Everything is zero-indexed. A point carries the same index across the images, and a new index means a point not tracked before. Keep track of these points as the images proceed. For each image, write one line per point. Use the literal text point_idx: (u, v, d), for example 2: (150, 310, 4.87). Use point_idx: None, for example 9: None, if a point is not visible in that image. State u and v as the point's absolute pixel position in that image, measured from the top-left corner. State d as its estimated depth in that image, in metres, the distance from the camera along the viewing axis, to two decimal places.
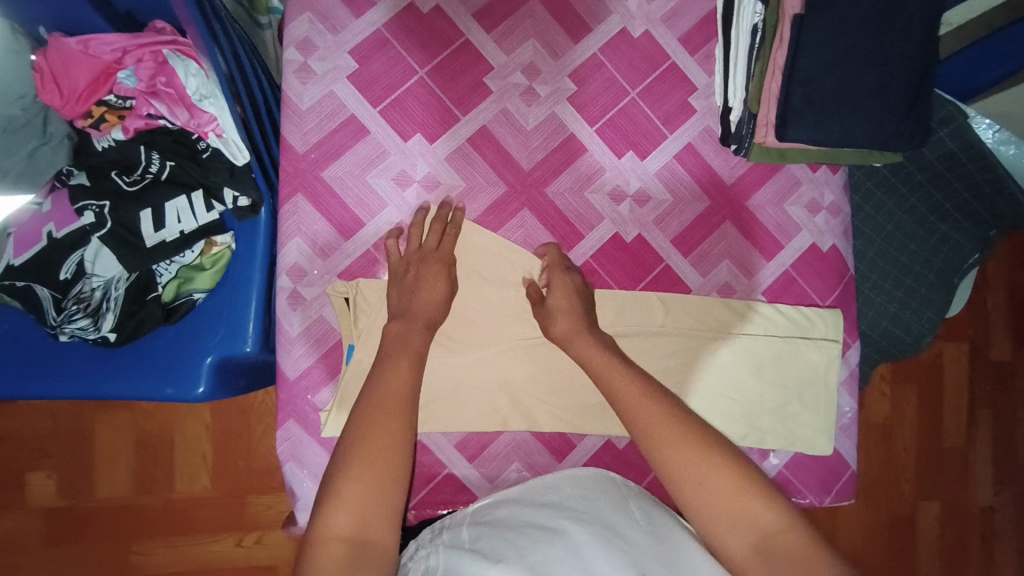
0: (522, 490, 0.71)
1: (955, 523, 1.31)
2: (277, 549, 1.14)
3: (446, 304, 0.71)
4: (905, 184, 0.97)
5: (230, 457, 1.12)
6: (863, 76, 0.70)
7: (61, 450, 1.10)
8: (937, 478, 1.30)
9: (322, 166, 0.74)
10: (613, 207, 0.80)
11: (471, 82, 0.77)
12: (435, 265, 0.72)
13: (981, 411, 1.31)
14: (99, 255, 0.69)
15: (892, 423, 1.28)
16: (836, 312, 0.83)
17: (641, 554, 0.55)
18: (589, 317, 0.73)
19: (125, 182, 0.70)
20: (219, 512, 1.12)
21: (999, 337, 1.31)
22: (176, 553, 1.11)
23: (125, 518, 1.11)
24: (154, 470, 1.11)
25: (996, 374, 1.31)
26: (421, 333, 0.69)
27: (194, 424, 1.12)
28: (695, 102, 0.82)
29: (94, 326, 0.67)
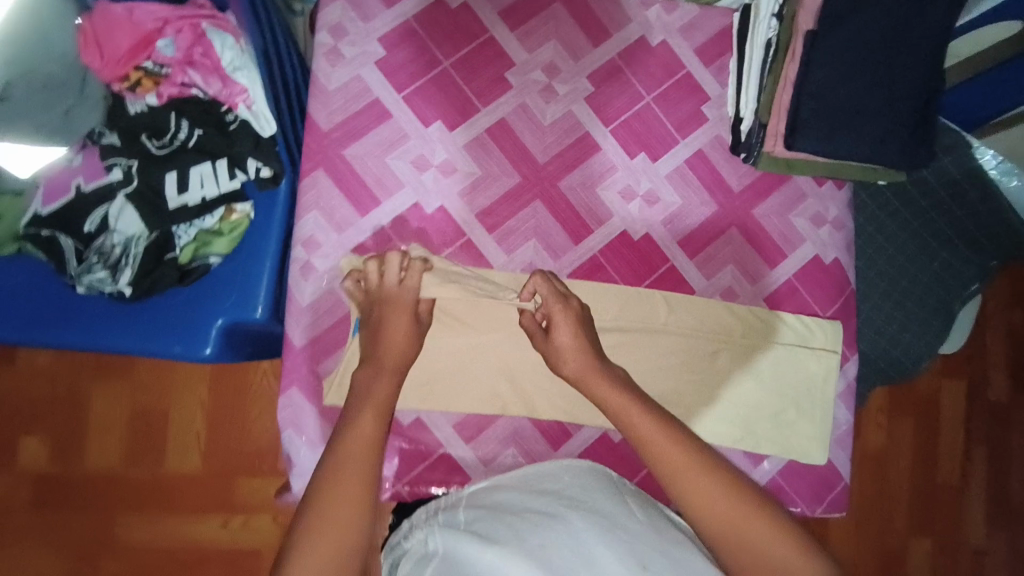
0: (519, 474, 0.72)
1: (948, 561, 1.30)
2: (260, 535, 1.10)
3: (410, 342, 0.68)
4: (906, 207, 0.98)
5: (223, 437, 1.11)
6: (870, 93, 0.73)
7: (57, 416, 1.10)
8: (931, 513, 1.29)
9: (344, 145, 0.76)
10: (623, 205, 0.82)
11: (493, 76, 0.80)
12: (399, 309, 0.69)
13: (977, 449, 1.31)
14: (123, 211, 0.70)
15: (888, 453, 1.28)
16: (835, 324, 0.84)
17: (639, 541, 0.56)
18: (596, 351, 0.71)
19: (155, 146, 0.72)
20: (205, 492, 1.10)
21: (998, 376, 1.31)
22: (159, 531, 1.10)
23: (111, 491, 1.10)
24: (146, 444, 1.11)
25: (993, 413, 1.31)
26: (388, 378, 0.65)
27: (190, 401, 1.11)
28: (708, 111, 0.84)
29: (112, 279, 0.69)
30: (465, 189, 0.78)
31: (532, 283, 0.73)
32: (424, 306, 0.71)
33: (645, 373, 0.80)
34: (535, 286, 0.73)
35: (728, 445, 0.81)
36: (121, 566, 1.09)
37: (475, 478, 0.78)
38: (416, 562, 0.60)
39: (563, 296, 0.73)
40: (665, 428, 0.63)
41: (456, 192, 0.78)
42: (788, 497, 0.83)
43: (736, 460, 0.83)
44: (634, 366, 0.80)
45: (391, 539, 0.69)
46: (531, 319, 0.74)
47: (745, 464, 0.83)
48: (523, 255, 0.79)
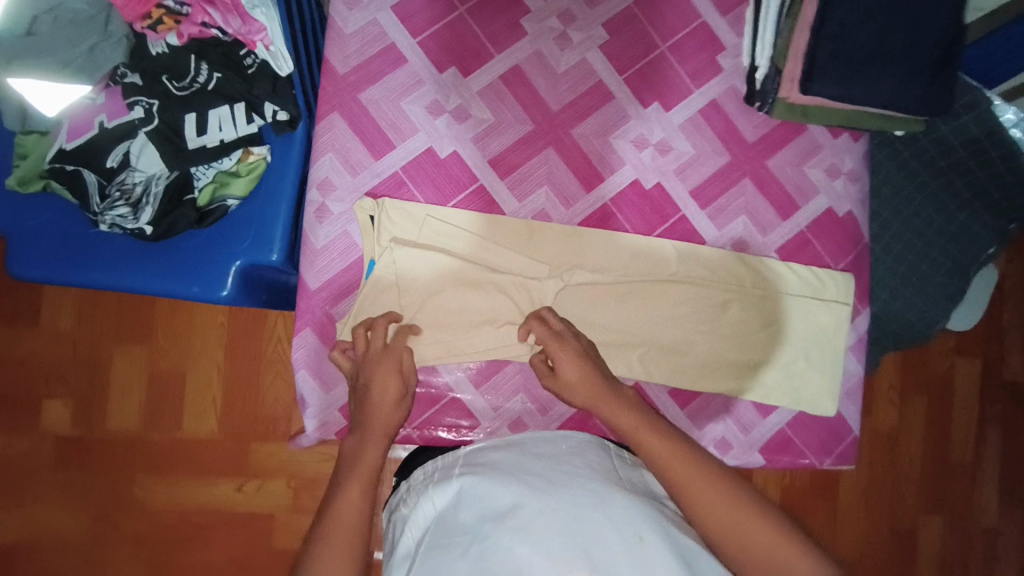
0: (520, 437, 0.73)
1: (957, 539, 1.29)
2: (275, 498, 1.13)
3: (397, 402, 0.68)
4: (926, 169, 0.96)
5: (238, 402, 1.13)
6: (889, 35, 0.72)
7: (79, 376, 1.13)
8: (941, 492, 1.28)
9: (360, 89, 0.77)
10: (636, 153, 0.82)
11: (508, 23, 0.80)
12: (385, 379, 0.69)
13: (991, 428, 1.29)
14: (143, 151, 0.72)
15: (898, 431, 1.27)
16: (848, 276, 0.84)
17: (637, 513, 0.57)
18: (604, 376, 0.71)
19: (174, 87, 0.73)
20: (222, 454, 1.13)
21: (1014, 355, 1.30)
22: (176, 491, 1.12)
23: (129, 452, 1.13)
24: (164, 407, 1.13)
25: (1008, 393, 1.30)
26: (379, 445, 0.66)
27: (208, 364, 1.13)
28: (723, 61, 0.84)
29: (133, 217, 0.71)
30: (478, 136, 0.79)
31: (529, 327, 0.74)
32: (410, 364, 0.71)
33: (654, 323, 0.81)
34: (532, 326, 0.74)
35: (737, 395, 0.82)
36: (142, 525, 1.12)
37: (484, 422, 0.80)
38: (417, 533, 0.62)
39: (558, 331, 0.73)
40: (648, 421, 0.66)
41: (468, 138, 0.79)
42: (796, 449, 0.83)
43: (742, 412, 0.83)
44: (644, 313, 0.81)
45: (393, 503, 0.71)
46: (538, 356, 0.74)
47: (753, 416, 0.83)
48: (534, 202, 0.80)
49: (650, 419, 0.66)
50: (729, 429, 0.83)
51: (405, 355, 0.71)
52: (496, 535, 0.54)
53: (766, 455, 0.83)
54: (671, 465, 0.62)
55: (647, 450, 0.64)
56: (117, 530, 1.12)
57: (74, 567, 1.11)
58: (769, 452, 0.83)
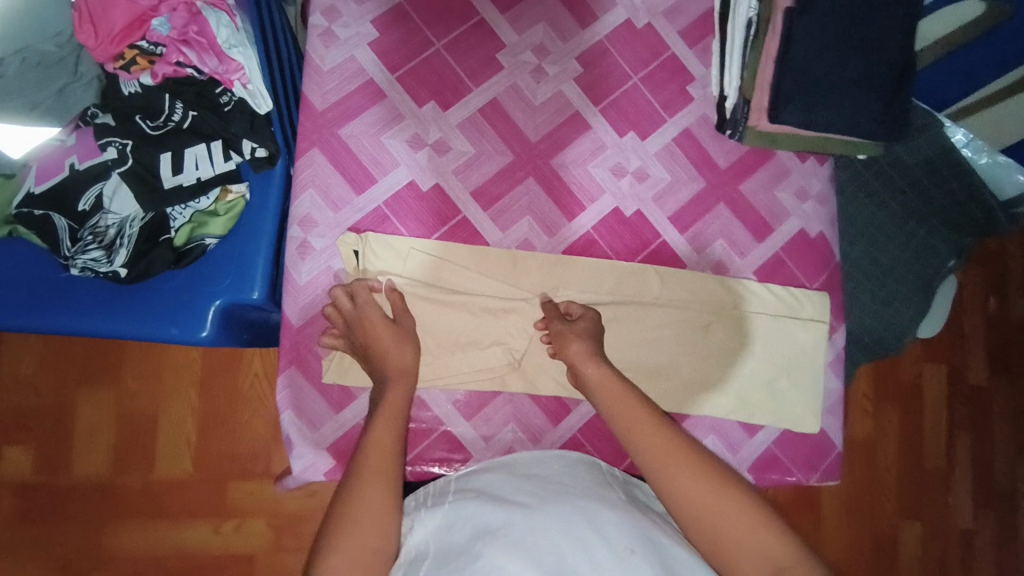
0: (514, 458, 0.73)
1: (936, 543, 1.32)
2: (255, 539, 1.08)
3: (409, 349, 0.71)
4: (887, 189, 0.99)
5: (214, 442, 1.09)
6: (848, 65, 0.76)
7: (42, 424, 1.07)
8: (918, 498, 1.32)
9: (339, 124, 0.77)
10: (614, 181, 0.84)
11: (485, 57, 0.81)
12: (391, 328, 0.71)
13: (959, 432, 1.34)
14: (117, 192, 0.70)
15: (875, 440, 1.31)
16: (823, 295, 0.86)
17: (628, 530, 0.57)
18: (600, 347, 0.74)
19: (149, 127, 0.72)
20: (197, 496, 1.08)
21: (976, 361, 1.35)
22: (149, 537, 1.07)
23: (98, 500, 1.07)
24: (135, 450, 1.08)
25: (973, 399, 1.35)
26: (398, 392, 0.68)
27: (181, 405, 1.09)
28: (693, 91, 0.87)
29: (107, 259, 0.69)
30: (459, 168, 0.79)
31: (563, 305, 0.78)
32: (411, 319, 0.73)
33: (639, 347, 0.82)
34: (572, 305, 0.78)
35: (724, 417, 0.83)
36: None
37: (475, 454, 0.78)
38: (409, 560, 0.59)
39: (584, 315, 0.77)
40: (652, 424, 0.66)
41: (450, 170, 0.79)
42: (783, 467, 0.84)
43: (730, 431, 0.84)
44: (629, 338, 0.82)
45: None
46: (557, 319, 0.76)
47: (740, 435, 0.84)
48: (518, 231, 0.80)
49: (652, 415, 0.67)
50: (719, 450, 0.83)
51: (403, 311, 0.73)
52: (488, 555, 0.53)
53: (755, 473, 0.84)
54: (668, 450, 0.63)
55: (643, 445, 0.65)
56: None
57: None
58: (758, 470, 0.84)
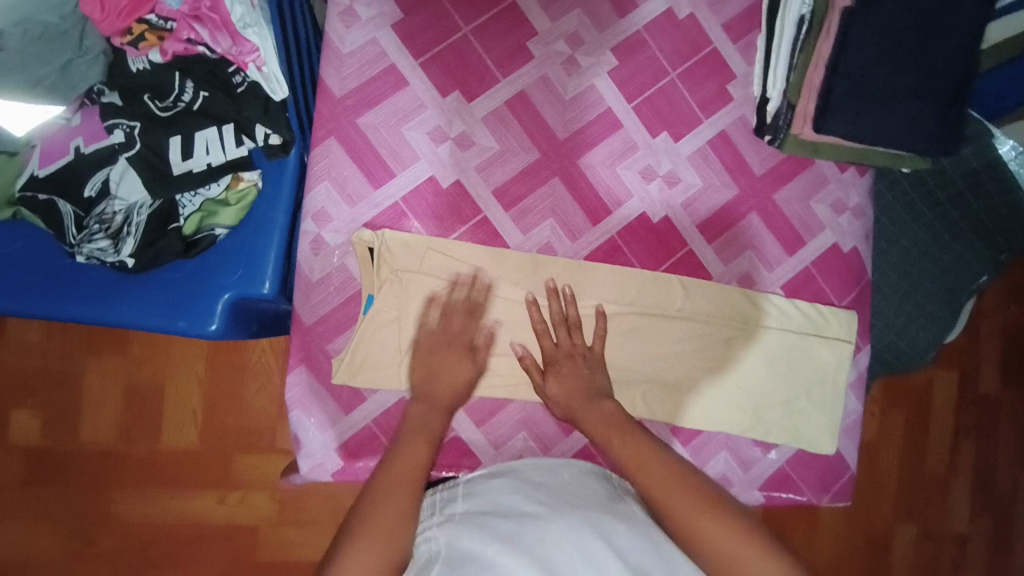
0: (520, 463, 0.69)
1: (929, 548, 1.27)
2: (260, 510, 1.07)
3: (467, 383, 0.71)
4: (923, 199, 0.93)
5: (219, 414, 1.07)
6: (904, 74, 0.71)
7: (50, 391, 1.07)
8: (916, 501, 1.27)
9: (358, 113, 0.74)
10: (643, 185, 0.80)
11: (514, 45, 0.77)
12: (460, 348, 0.72)
13: (964, 440, 1.27)
14: (124, 177, 0.67)
15: (877, 442, 1.26)
16: (851, 314, 0.83)
17: (641, 545, 0.54)
18: (593, 385, 0.71)
19: (158, 108, 0.68)
20: (202, 468, 1.07)
21: (988, 369, 1.27)
22: (157, 504, 1.07)
23: (106, 466, 1.07)
24: (141, 418, 1.07)
25: (981, 407, 1.27)
26: (441, 415, 0.69)
27: (187, 376, 1.08)
28: (733, 90, 0.82)
29: (114, 249, 0.66)
30: (483, 164, 0.76)
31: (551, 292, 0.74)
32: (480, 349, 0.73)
33: (658, 360, 0.79)
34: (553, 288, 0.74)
35: (740, 433, 0.81)
36: (121, 540, 1.07)
37: (484, 459, 0.77)
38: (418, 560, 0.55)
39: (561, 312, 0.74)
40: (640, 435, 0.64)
41: (472, 166, 0.76)
42: (793, 485, 0.83)
43: (744, 447, 0.83)
44: (646, 350, 0.79)
45: None
46: (568, 342, 0.73)
47: (752, 452, 0.83)
48: (540, 235, 0.77)
49: (634, 431, 0.65)
50: (730, 467, 0.82)
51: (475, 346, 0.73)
52: (501, 559, 0.50)
53: (766, 492, 0.83)
54: (640, 457, 0.62)
55: (619, 454, 0.63)
56: (93, 545, 1.06)
57: None
58: (768, 488, 0.83)
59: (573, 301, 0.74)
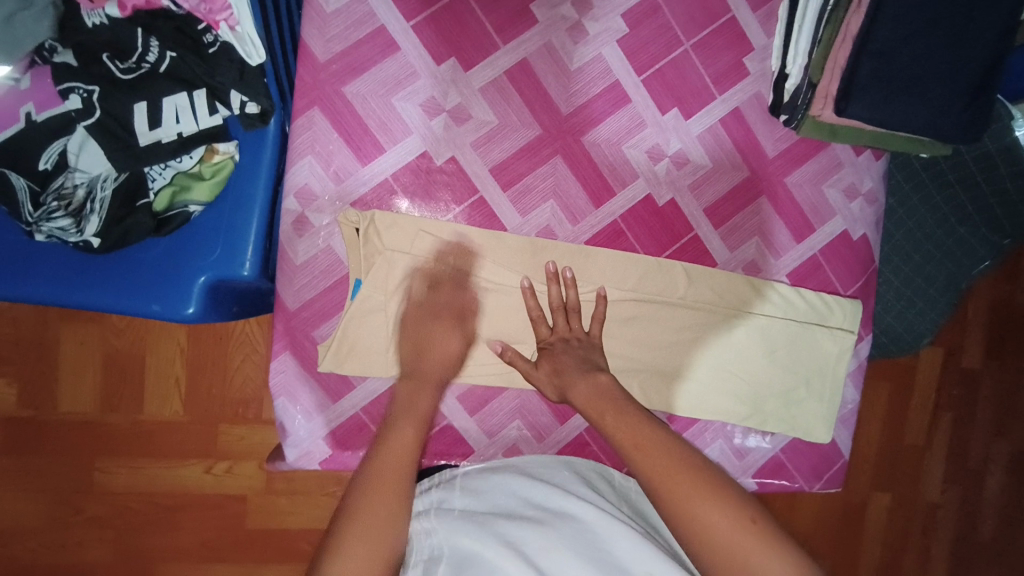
0: (517, 459, 0.67)
1: (903, 516, 1.25)
2: (248, 481, 1.00)
3: (457, 359, 0.69)
4: (934, 182, 0.89)
5: (203, 384, 0.98)
6: (935, 55, 0.66)
7: (16, 359, 0.95)
8: (895, 471, 1.23)
9: (344, 81, 0.67)
10: (650, 166, 0.75)
11: (517, 8, 0.70)
12: (450, 321, 0.69)
13: (944, 412, 1.24)
14: (84, 147, 0.61)
15: (863, 415, 1.21)
16: (857, 303, 0.81)
17: (642, 545, 0.52)
18: (591, 363, 0.66)
19: (119, 69, 0.61)
20: (189, 437, 0.99)
21: (974, 344, 1.24)
22: (142, 474, 0.98)
23: (87, 436, 0.97)
24: (123, 386, 0.97)
25: (965, 382, 1.25)
26: (427, 394, 0.66)
27: (169, 344, 0.97)
28: (749, 64, 0.77)
29: (76, 228, 0.60)
30: (479, 140, 0.70)
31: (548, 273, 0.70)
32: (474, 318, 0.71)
33: (657, 349, 0.77)
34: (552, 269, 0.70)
35: (738, 422, 0.80)
36: (102, 509, 0.98)
37: (478, 449, 0.74)
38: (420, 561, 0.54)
39: (561, 297, 0.70)
40: (642, 418, 0.59)
41: (467, 142, 0.70)
42: (787, 473, 0.82)
43: (741, 434, 0.81)
44: (646, 338, 0.76)
45: None
46: (566, 327, 0.70)
47: (747, 441, 0.81)
48: (539, 217, 0.73)
49: (630, 411, 0.60)
50: (725, 455, 0.81)
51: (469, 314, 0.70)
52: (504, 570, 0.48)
53: (760, 479, 0.82)
54: (639, 438, 0.56)
55: (615, 435, 0.58)
56: (76, 514, 0.98)
57: (22, 561, 0.98)
58: (761, 478, 0.82)
59: (575, 285, 0.70)
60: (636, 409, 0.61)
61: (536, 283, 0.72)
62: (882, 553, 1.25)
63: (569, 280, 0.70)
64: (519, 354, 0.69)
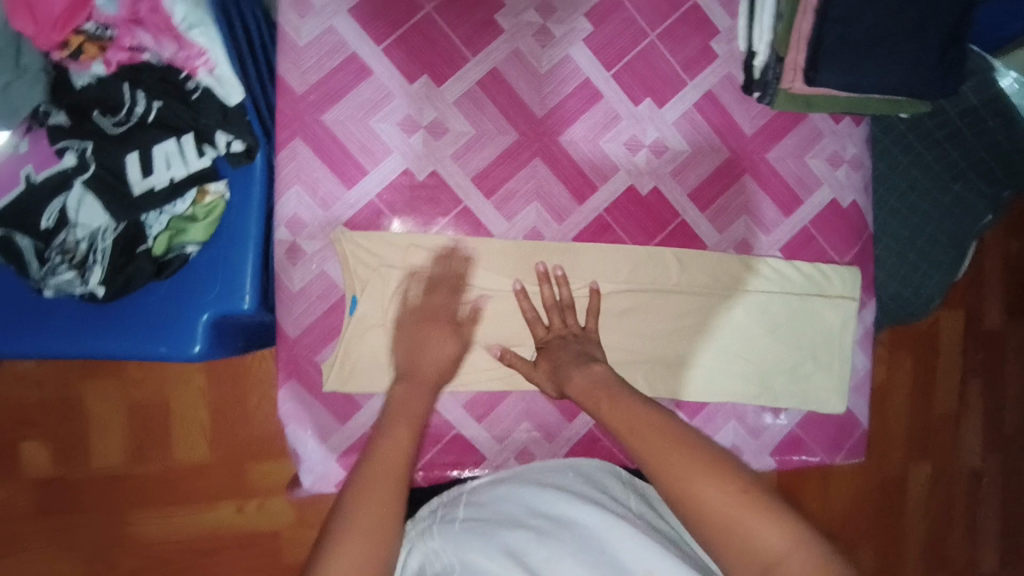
0: (524, 468, 0.68)
1: (943, 485, 1.22)
2: (280, 517, 1.02)
3: (450, 360, 0.69)
4: (923, 142, 0.88)
5: (227, 426, 1.00)
6: (899, 15, 0.66)
7: (49, 419, 0.98)
8: (929, 441, 1.20)
9: (321, 110, 0.69)
10: (629, 157, 0.76)
11: (482, 20, 0.72)
12: (437, 323, 0.69)
13: (972, 374, 1.21)
14: (82, 202, 0.63)
15: (888, 387, 1.18)
16: (853, 269, 0.81)
17: (645, 544, 0.51)
18: (588, 353, 0.68)
19: (110, 123, 0.64)
20: (218, 479, 1.01)
21: (993, 302, 1.22)
22: (176, 520, 1.01)
23: (122, 488, 1.00)
24: (152, 435, 1.00)
25: (988, 342, 1.22)
26: (422, 394, 0.66)
27: (190, 389, 1.00)
28: (717, 47, 0.78)
29: (81, 279, 0.63)
30: (459, 152, 0.72)
31: (541, 277, 0.71)
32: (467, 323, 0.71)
33: (657, 338, 0.77)
34: (544, 271, 0.71)
35: (748, 402, 0.79)
36: (139, 562, 1.00)
37: (490, 456, 0.75)
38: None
39: (558, 299, 0.71)
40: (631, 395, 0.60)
41: (447, 155, 0.72)
42: (805, 448, 0.82)
43: (753, 414, 0.81)
44: (645, 328, 0.76)
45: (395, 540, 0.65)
46: (562, 324, 0.71)
47: (761, 419, 0.81)
48: (525, 220, 0.74)
49: (623, 396, 0.60)
50: (740, 436, 0.80)
51: (459, 317, 0.71)
52: None
53: (778, 457, 0.81)
54: (630, 420, 0.56)
55: (611, 421, 0.59)
56: (120, 566, 1.00)
57: None
58: (780, 455, 0.81)
59: (567, 282, 0.72)
60: (629, 390, 0.61)
61: (528, 283, 0.73)
62: (925, 524, 1.22)
63: (562, 280, 0.71)
64: (517, 355, 0.71)
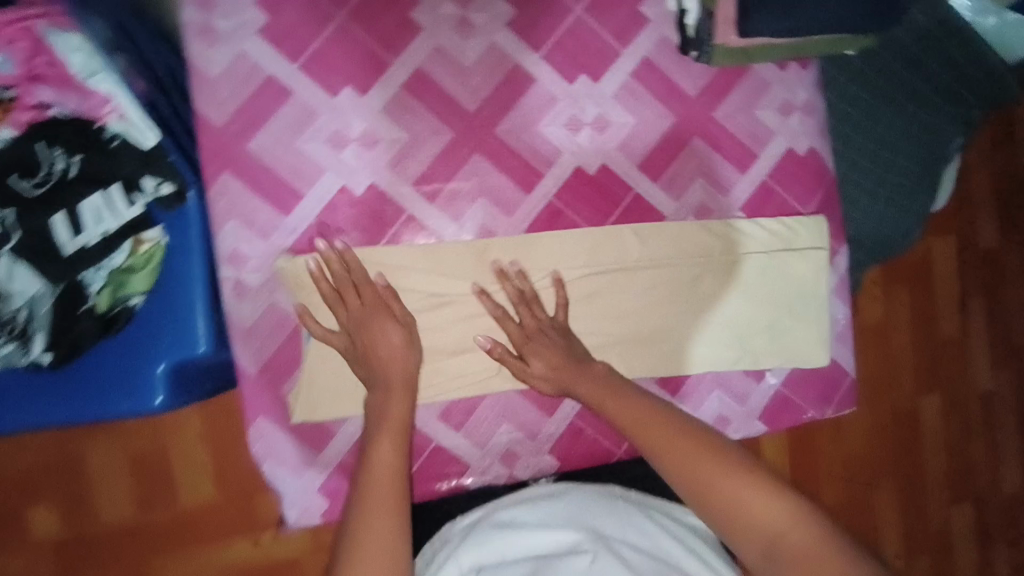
0: (519, 498, 0.65)
1: (958, 413, 1.20)
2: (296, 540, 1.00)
3: (407, 349, 0.66)
4: (882, 74, 0.83)
5: (233, 460, 0.95)
6: None
7: (49, 481, 0.92)
8: (939, 371, 1.18)
9: (247, 138, 0.68)
10: (571, 138, 0.74)
11: (398, 21, 0.70)
12: (383, 317, 0.66)
13: (974, 298, 1.19)
14: (15, 271, 0.60)
15: (888, 324, 1.13)
16: (819, 219, 0.78)
17: None
18: (579, 353, 0.69)
19: (29, 186, 0.59)
20: (230, 516, 0.96)
21: (985, 223, 1.18)
22: (196, 563, 0.96)
23: (134, 542, 0.94)
24: (157, 481, 0.94)
25: (986, 262, 1.19)
26: (400, 397, 0.64)
27: (187, 429, 0.94)
28: (646, 11, 0.75)
29: (24, 351, 0.62)
30: (394, 159, 0.70)
31: (499, 276, 0.70)
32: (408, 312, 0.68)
33: (628, 318, 0.75)
34: (503, 268, 0.70)
35: (729, 368, 0.77)
36: None
37: (473, 462, 0.73)
38: None
39: (523, 293, 0.70)
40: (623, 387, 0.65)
41: (383, 165, 0.70)
42: (794, 406, 0.80)
43: (736, 381, 0.79)
44: (613, 309, 0.74)
45: None
46: (532, 318, 0.69)
47: (745, 384, 0.79)
48: (473, 219, 0.72)
49: (628, 392, 0.64)
50: (725, 404, 0.78)
51: (391, 304, 0.67)
52: None
53: (767, 420, 0.80)
54: (634, 417, 0.62)
55: (614, 416, 0.63)
56: None
57: None
58: (769, 417, 0.80)
59: (526, 277, 0.71)
60: (618, 378, 0.67)
61: (488, 284, 0.71)
62: (946, 456, 1.20)
63: (520, 274, 0.71)
64: (507, 349, 0.70)
